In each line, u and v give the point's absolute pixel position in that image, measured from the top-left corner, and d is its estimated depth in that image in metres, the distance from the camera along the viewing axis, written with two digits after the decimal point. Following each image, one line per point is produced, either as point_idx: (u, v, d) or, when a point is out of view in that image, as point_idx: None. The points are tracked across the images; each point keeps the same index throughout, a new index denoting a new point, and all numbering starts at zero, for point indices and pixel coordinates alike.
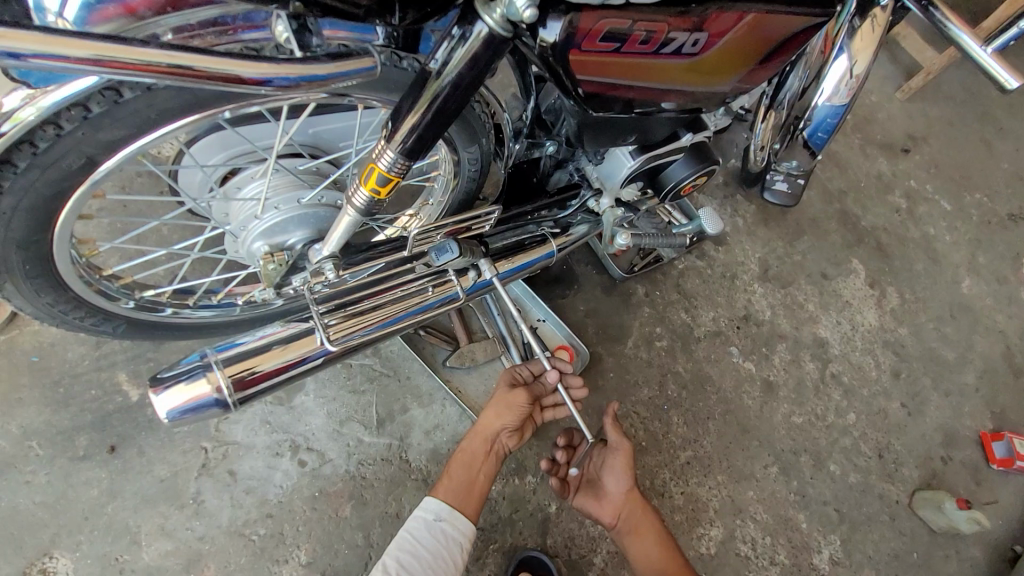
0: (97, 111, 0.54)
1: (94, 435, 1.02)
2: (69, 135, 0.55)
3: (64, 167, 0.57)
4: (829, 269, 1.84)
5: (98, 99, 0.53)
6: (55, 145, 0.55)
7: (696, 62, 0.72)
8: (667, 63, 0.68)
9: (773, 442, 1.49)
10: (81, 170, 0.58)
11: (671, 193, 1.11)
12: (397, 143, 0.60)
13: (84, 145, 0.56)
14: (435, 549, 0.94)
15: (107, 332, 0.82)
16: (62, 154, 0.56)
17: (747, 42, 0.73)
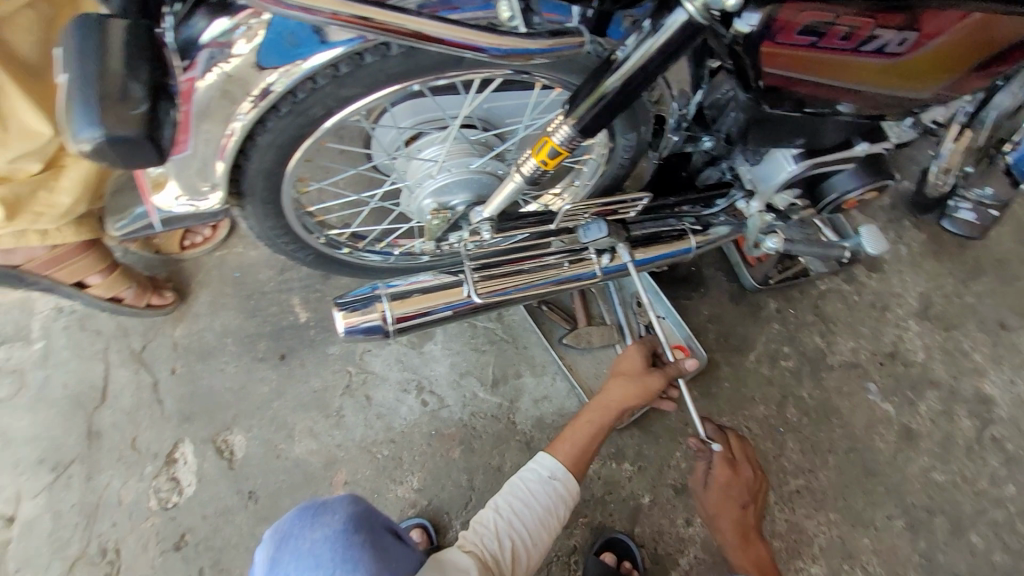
0: (343, 71, 0.66)
1: (271, 343, 1.24)
2: (320, 89, 0.68)
3: (310, 116, 0.70)
4: (1010, 318, 1.58)
5: (345, 61, 0.65)
6: (309, 96, 0.68)
7: (899, 63, 0.68)
8: (861, 63, 0.66)
9: (904, 495, 1.34)
10: (319, 119, 0.71)
11: (830, 205, 1.06)
12: (574, 120, 0.67)
13: (328, 98, 0.69)
14: (546, 505, 0.94)
15: (300, 258, 0.99)
16: (312, 104, 0.69)
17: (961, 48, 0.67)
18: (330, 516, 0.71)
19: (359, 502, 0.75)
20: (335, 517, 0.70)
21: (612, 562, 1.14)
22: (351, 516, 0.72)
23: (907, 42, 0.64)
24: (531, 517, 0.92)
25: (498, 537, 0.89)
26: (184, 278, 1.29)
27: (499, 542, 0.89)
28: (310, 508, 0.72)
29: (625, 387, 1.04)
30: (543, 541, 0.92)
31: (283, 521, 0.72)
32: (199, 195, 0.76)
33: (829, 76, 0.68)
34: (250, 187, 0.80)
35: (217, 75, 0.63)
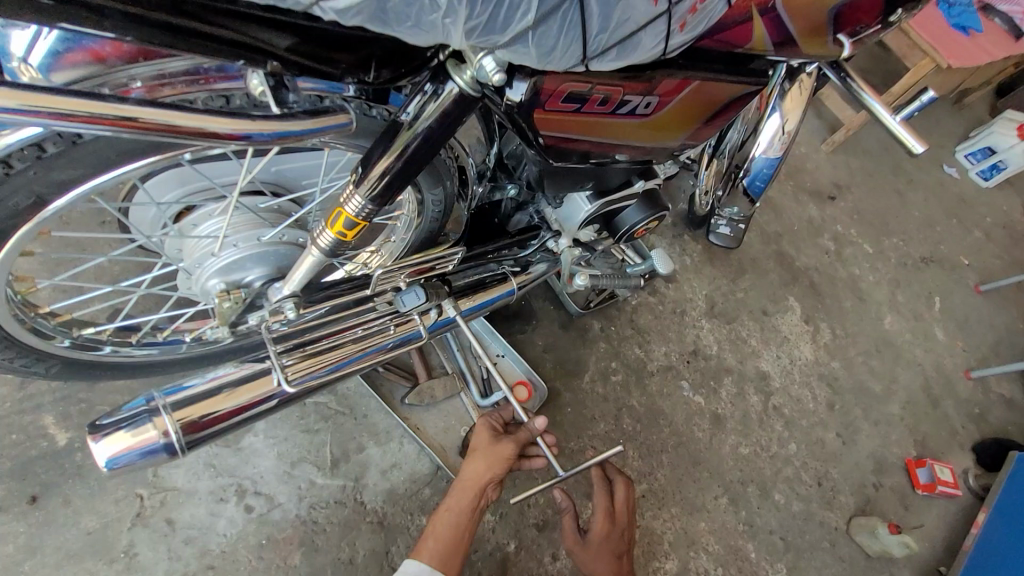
0: (53, 151, 0.53)
1: (13, 484, 0.94)
2: (20, 174, 0.53)
3: (11, 206, 0.55)
4: (769, 305, 1.97)
5: (54, 140, 0.52)
6: (3, 185, 0.53)
7: (649, 121, 0.79)
8: (621, 122, 0.75)
9: (722, 473, 1.54)
10: (28, 209, 0.56)
11: (625, 235, 1.19)
12: (364, 189, 0.62)
13: (35, 184, 0.54)
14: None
15: (39, 373, 0.76)
16: (11, 192, 0.54)
17: (695, 100, 0.81)
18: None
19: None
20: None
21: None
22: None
23: (651, 103, 0.75)
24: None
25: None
26: None
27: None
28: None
29: (487, 461, 1.02)
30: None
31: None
32: None
33: (589, 131, 0.73)
34: None
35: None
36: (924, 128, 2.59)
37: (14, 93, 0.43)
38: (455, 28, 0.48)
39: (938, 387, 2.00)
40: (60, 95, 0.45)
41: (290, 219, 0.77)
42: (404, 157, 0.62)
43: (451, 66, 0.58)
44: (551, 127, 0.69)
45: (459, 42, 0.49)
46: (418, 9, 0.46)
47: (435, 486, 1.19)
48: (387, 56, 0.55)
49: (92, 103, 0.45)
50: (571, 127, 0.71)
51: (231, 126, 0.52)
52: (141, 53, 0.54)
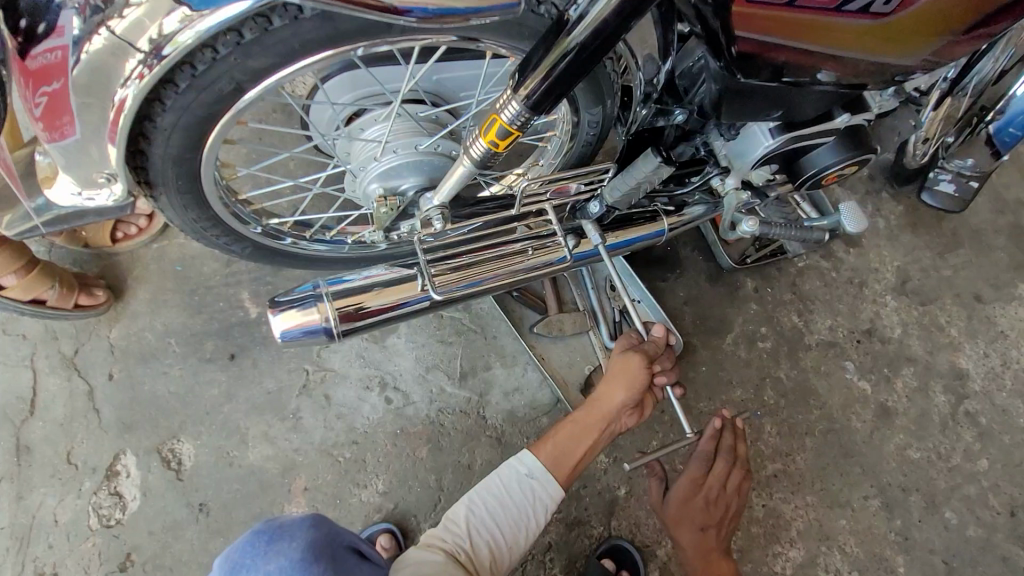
0: (249, 38, 0.55)
1: (219, 341, 1.14)
2: (224, 60, 0.56)
3: (218, 91, 0.58)
4: (986, 291, 1.59)
5: (250, 25, 0.54)
6: (211, 70, 0.56)
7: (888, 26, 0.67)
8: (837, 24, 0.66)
9: (879, 473, 1.33)
10: (232, 95, 0.59)
11: (811, 181, 1.01)
12: (523, 96, 0.57)
13: (236, 71, 0.57)
14: (524, 506, 0.83)
15: (237, 252, 0.88)
16: (215, 77, 0.57)
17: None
18: (287, 545, 0.57)
19: (325, 523, 0.62)
20: (290, 545, 0.57)
21: (612, 569, 1.13)
22: (314, 543, 0.58)
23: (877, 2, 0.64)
24: (507, 518, 0.81)
25: (470, 535, 0.79)
26: (118, 271, 1.15)
27: (472, 538, 0.79)
28: (264, 531, 0.59)
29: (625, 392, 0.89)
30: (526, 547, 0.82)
31: (231, 548, 0.57)
32: (93, 188, 0.65)
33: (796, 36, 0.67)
34: (158, 177, 0.66)
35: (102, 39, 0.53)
36: None
37: None
38: None
39: None
40: None
41: (448, 128, 0.78)
42: (572, 62, 0.54)
43: None
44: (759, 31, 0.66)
45: None
46: None
47: (553, 417, 1.21)
48: None
49: None
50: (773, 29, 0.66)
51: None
52: None
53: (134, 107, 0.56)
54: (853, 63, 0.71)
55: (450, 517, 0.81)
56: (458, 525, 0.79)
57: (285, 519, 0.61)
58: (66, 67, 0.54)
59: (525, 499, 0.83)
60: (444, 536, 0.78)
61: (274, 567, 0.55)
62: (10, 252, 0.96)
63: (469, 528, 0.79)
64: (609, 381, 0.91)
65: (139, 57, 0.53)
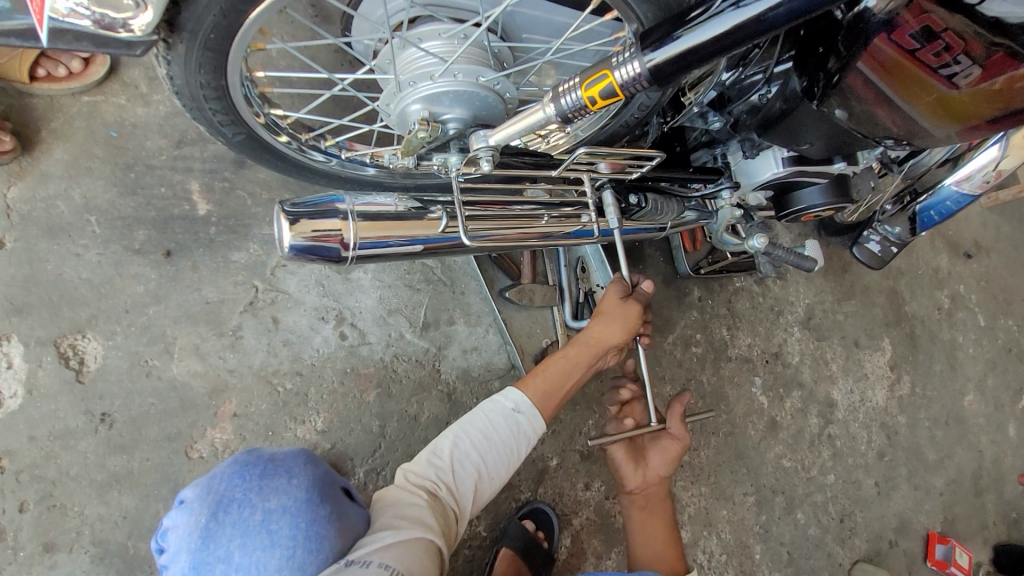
0: None
1: (153, 233, 0.97)
2: None
3: None
4: (863, 338, 1.89)
5: None
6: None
7: (955, 98, 0.67)
8: (928, 84, 0.65)
9: (759, 475, 1.53)
10: None
11: (793, 214, 1.09)
12: (649, 60, 0.56)
13: None
14: (509, 441, 0.84)
15: (224, 136, 0.75)
16: None
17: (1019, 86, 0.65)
18: (286, 485, 0.61)
19: (315, 466, 0.67)
20: (293, 485, 0.62)
21: (531, 529, 1.16)
22: (313, 484, 0.63)
23: (972, 78, 0.63)
24: (490, 453, 0.82)
25: (454, 469, 0.80)
26: (29, 122, 0.94)
27: (455, 474, 0.79)
28: (257, 467, 0.62)
29: (618, 328, 0.94)
30: (503, 480, 0.84)
31: (220, 481, 0.60)
32: (114, 10, 0.48)
33: (890, 81, 0.66)
34: (189, 19, 0.53)
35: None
36: None
37: None
38: None
39: (987, 478, 2.04)
40: None
41: (516, 67, 0.72)
42: (720, 41, 0.55)
43: None
44: (872, 64, 0.65)
45: None
46: None
47: (504, 382, 1.21)
48: None
49: None
50: (875, 70, 0.65)
51: None
52: None
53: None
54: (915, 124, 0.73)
55: (433, 450, 0.81)
56: (443, 461, 0.80)
57: (274, 455, 0.65)
58: None
59: (511, 434, 0.84)
60: (428, 470, 0.79)
61: (275, 504, 0.59)
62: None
63: (453, 463, 0.80)
64: (602, 320, 0.95)
65: None
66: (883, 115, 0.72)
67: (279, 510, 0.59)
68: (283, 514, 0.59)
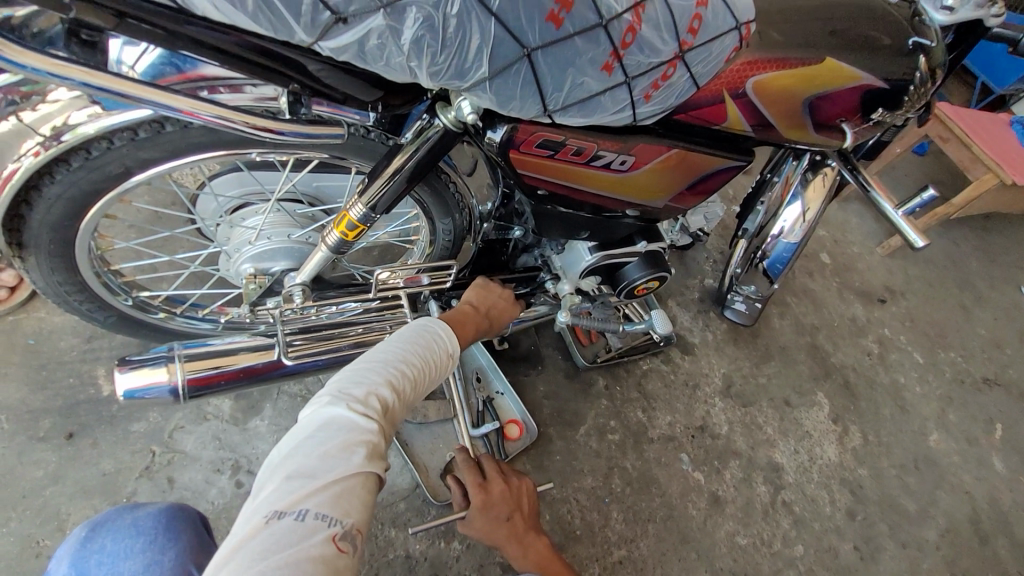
0: (143, 136, 0.66)
1: (58, 419, 1.10)
2: (117, 150, 0.67)
3: (106, 172, 0.68)
4: (793, 396, 1.92)
5: (146, 127, 0.66)
6: (106, 154, 0.66)
7: (630, 178, 0.85)
8: (603, 176, 0.82)
9: (712, 559, 1.46)
10: (117, 177, 0.69)
11: (626, 290, 1.23)
12: (365, 200, 0.73)
13: (126, 158, 0.68)
14: (433, 343, 0.87)
15: (98, 320, 0.92)
16: (108, 161, 0.67)
17: (671, 162, 0.85)
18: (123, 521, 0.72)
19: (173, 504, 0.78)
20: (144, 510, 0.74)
21: None
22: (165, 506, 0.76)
23: (627, 161, 0.81)
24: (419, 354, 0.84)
25: (390, 366, 0.80)
26: None
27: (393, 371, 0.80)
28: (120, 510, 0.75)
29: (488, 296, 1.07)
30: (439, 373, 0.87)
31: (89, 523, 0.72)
32: None
33: (571, 179, 0.81)
34: (32, 238, 0.73)
35: (9, 123, 0.61)
36: (986, 255, 2.61)
37: (110, 78, 0.54)
38: (420, 72, 0.56)
39: (989, 522, 1.89)
40: (143, 86, 0.56)
41: (317, 223, 0.92)
42: (399, 175, 0.72)
43: (439, 107, 0.67)
44: (548, 174, 0.78)
45: (424, 83, 0.57)
46: (388, 53, 0.54)
47: (409, 502, 1.24)
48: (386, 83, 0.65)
49: (166, 94, 0.57)
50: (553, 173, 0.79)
51: (268, 124, 0.63)
52: None
53: (23, 176, 0.65)
54: (625, 203, 0.90)
55: (299, 429, 0.70)
56: (346, 420, 0.71)
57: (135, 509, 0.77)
58: None
59: (411, 383, 0.81)
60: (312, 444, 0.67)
61: (131, 522, 0.72)
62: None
63: (386, 365, 0.80)
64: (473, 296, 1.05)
65: (38, 138, 0.62)
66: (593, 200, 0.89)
67: (134, 524, 0.72)
68: (135, 528, 0.72)
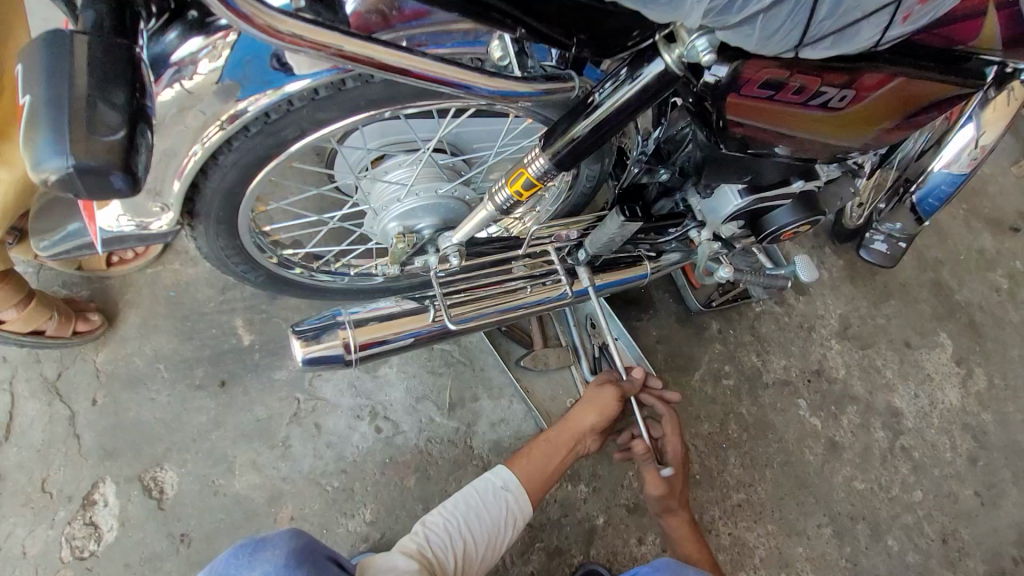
0: (324, 95, 0.61)
1: (209, 368, 1.15)
2: (296, 111, 0.62)
3: (281, 137, 0.64)
4: (913, 337, 1.78)
5: (327, 85, 0.60)
6: (284, 118, 0.62)
7: (838, 116, 0.73)
8: (811, 116, 0.70)
9: (830, 503, 1.45)
10: (291, 140, 0.65)
11: (770, 236, 1.12)
12: (550, 154, 0.66)
13: (303, 121, 0.63)
14: (498, 515, 0.99)
15: (250, 280, 0.92)
16: (285, 125, 0.63)
17: (889, 96, 0.72)
18: (270, 552, 0.67)
19: None
20: None
21: None
22: None
23: (846, 97, 0.69)
24: (479, 528, 0.97)
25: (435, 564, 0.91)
26: (109, 298, 1.17)
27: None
28: None
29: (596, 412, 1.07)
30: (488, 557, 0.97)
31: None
32: (150, 217, 0.68)
33: (776, 122, 0.69)
34: (202, 205, 0.71)
35: (173, 92, 0.57)
36: None
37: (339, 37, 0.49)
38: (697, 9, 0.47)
39: None
40: (368, 41, 0.50)
41: (465, 176, 0.85)
42: (593, 129, 0.63)
43: (660, 42, 0.56)
44: (755, 117, 0.67)
45: (695, 22, 0.48)
46: None
47: None
48: (592, 38, 0.53)
49: (387, 50, 0.51)
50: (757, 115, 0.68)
51: (476, 80, 0.56)
52: (415, 16, 0.59)
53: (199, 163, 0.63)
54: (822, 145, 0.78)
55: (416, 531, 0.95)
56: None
57: None
58: (156, 109, 0.58)
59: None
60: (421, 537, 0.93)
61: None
62: (10, 286, 0.98)
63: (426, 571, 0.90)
64: (585, 407, 1.09)
65: (217, 124, 0.60)
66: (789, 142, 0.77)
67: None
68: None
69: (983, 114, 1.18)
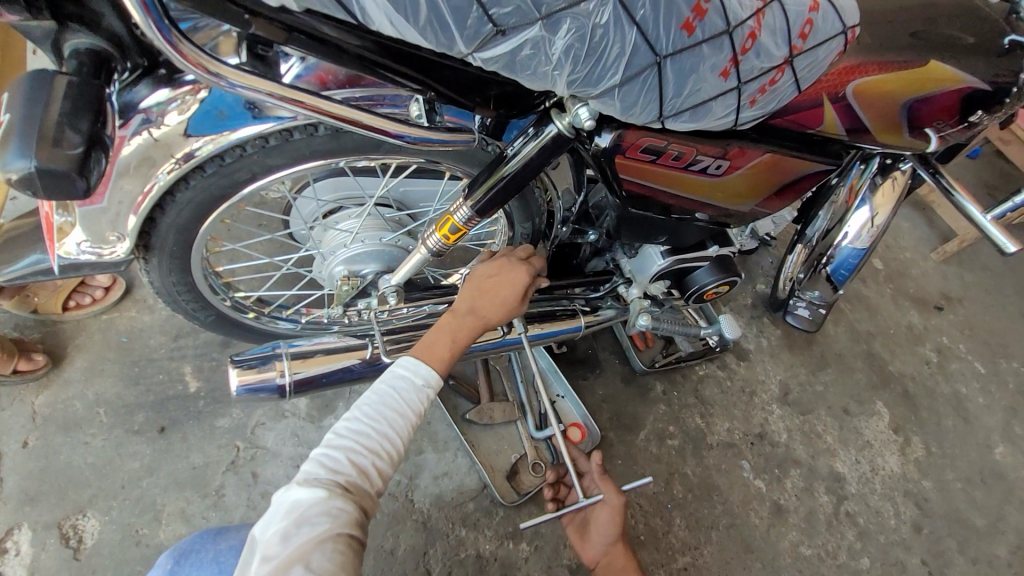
0: (273, 143, 0.72)
1: (150, 414, 1.15)
2: (248, 156, 0.72)
3: (235, 178, 0.74)
4: (852, 405, 1.85)
5: (276, 136, 0.71)
6: (237, 162, 0.72)
7: (721, 182, 0.86)
8: (695, 179, 0.84)
9: (777, 569, 1.45)
10: (245, 181, 0.75)
11: (694, 295, 1.22)
12: (472, 203, 0.76)
13: (256, 165, 0.73)
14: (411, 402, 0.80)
15: (199, 318, 0.96)
16: (238, 168, 0.73)
17: (761, 168, 0.86)
18: (235, 533, 0.82)
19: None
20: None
21: None
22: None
23: (722, 164, 0.83)
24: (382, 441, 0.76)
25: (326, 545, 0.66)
26: (60, 343, 1.19)
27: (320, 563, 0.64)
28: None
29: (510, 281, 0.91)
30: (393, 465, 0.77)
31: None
32: (103, 245, 0.75)
33: (665, 182, 0.83)
34: (159, 240, 0.79)
35: (141, 138, 0.67)
36: None
37: (276, 87, 0.58)
38: (560, 79, 0.59)
39: None
40: (303, 93, 0.60)
41: (407, 228, 0.95)
42: (505, 180, 0.75)
43: (553, 112, 0.69)
44: (645, 177, 0.81)
45: (563, 90, 0.60)
46: (540, 61, 0.57)
47: (479, 502, 1.26)
48: (500, 99, 0.67)
49: (321, 101, 0.61)
50: (646, 177, 0.81)
51: (398, 129, 0.66)
52: (349, 82, 0.70)
53: (159, 191, 0.72)
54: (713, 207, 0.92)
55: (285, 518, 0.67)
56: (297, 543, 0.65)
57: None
58: (120, 151, 0.67)
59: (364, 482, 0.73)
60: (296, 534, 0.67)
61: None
62: None
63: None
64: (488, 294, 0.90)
65: (174, 159, 0.69)
66: (685, 204, 0.90)
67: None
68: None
69: (875, 195, 1.34)
